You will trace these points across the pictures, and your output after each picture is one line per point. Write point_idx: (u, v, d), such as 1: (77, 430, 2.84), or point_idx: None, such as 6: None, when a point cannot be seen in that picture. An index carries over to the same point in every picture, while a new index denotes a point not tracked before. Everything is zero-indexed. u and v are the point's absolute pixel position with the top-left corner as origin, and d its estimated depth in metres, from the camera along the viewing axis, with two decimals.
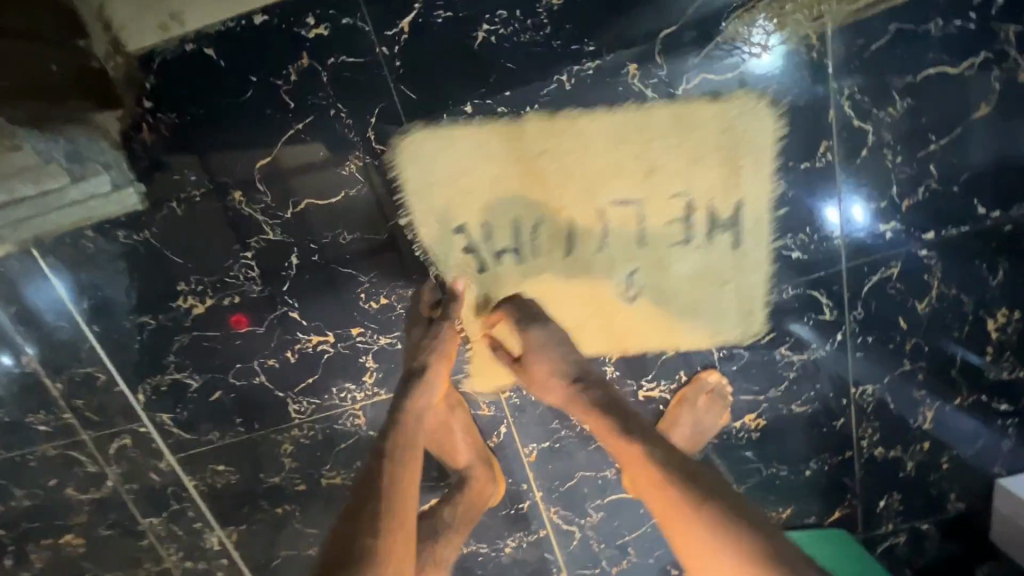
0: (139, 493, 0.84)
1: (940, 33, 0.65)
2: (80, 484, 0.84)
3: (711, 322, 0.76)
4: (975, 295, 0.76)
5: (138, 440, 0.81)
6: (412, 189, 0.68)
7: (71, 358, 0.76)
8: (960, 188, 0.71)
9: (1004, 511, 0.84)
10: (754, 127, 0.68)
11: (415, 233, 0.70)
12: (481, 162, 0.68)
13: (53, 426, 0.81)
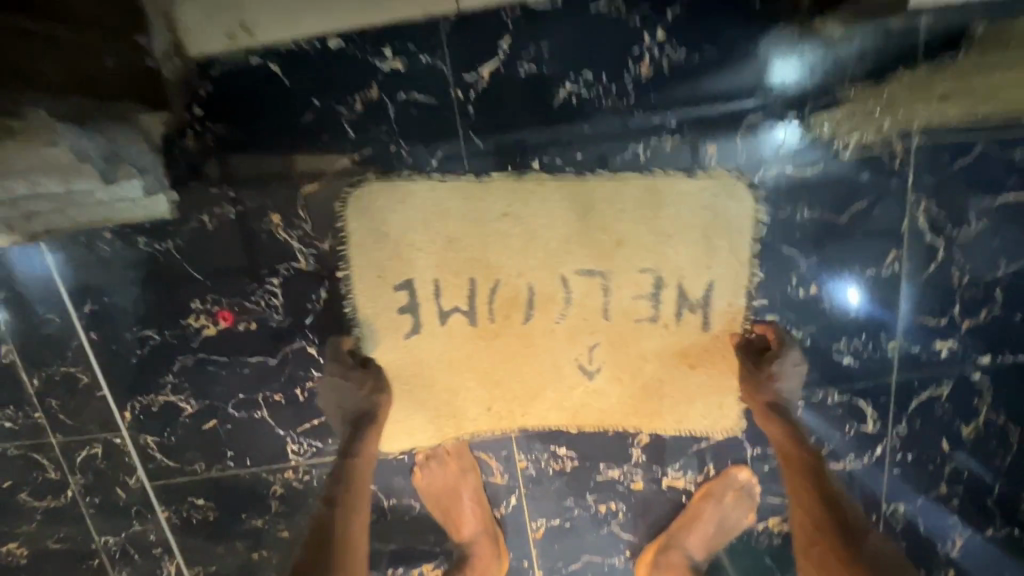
0: (99, 509, 0.76)
1: (1023, 162, 0.64)
2: (35, 491, 0.76)
3: (679, 409, 0.71)
4: (1022, 426, 0.73)
5: (110, 451, 0.74)
6: (358, 233, 0.64)
7: (54, 355, 0.70)
8: (1022, 316, 0.68)
9: None
10: (731, 207, 0.65)
11: (360, 276, 0.65)
12: (436, 209, 0.64)
13: (19, 423, 0.73)
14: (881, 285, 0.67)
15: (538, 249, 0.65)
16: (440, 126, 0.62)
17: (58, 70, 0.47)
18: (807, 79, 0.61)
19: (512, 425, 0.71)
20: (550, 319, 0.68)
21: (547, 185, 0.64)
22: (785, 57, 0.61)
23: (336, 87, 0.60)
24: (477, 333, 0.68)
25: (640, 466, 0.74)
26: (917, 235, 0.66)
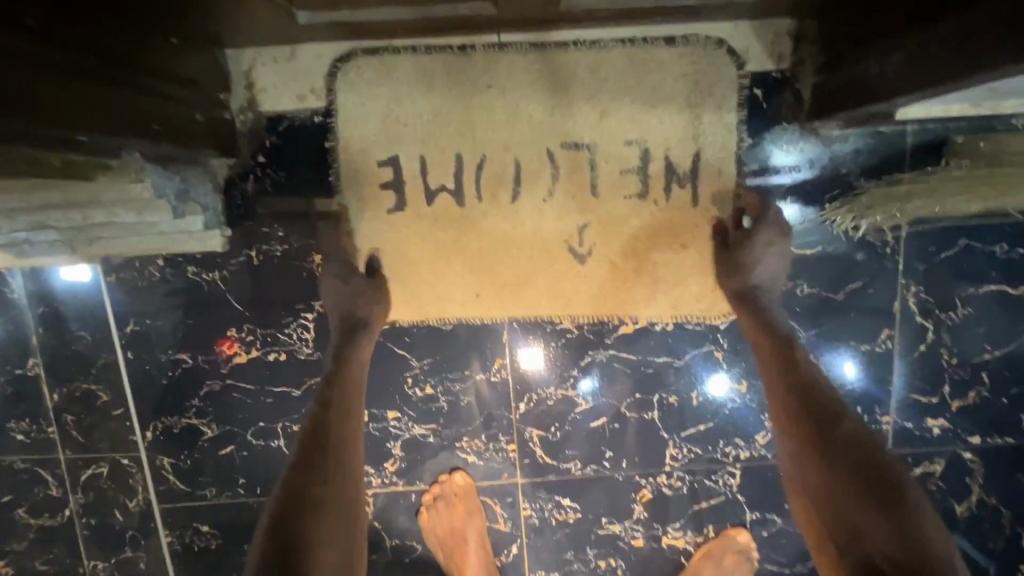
0: (93, 531, 0.77)
1: (1003, 257, 0.70)
2: (33, 507, 0.77)
3: (671, 293, 0.70)
4: (1014, 508, 0.75)
5: (115, 472, 0.76)
6: (345, 112, 0.66)
7: (78, 371, 0.73)
8: (1009, 399, 0.72)
9: None
10: (715, 78, 0.66)
11: (352, 148, 0.66)
12: (416, 84, 0.66)
13: (30, 437, 0.75)
14: (875, 360, 0.72)
15: (523, 120, 0.67)
16: (478, 187, 0.68)
17: (164, 121, 0.53)
18: (807, 170, 0.68)
19: (502, 312, 0.70)
20: (539, 195, 0.68)
21: (566, 221, 0.68)
22: (785, 151, 0.68)
23: (388, 147, 0.67)
24: (464, 209, 0.68)
25: (641, 522, 0.75)
26: (908, 316, 0.71)
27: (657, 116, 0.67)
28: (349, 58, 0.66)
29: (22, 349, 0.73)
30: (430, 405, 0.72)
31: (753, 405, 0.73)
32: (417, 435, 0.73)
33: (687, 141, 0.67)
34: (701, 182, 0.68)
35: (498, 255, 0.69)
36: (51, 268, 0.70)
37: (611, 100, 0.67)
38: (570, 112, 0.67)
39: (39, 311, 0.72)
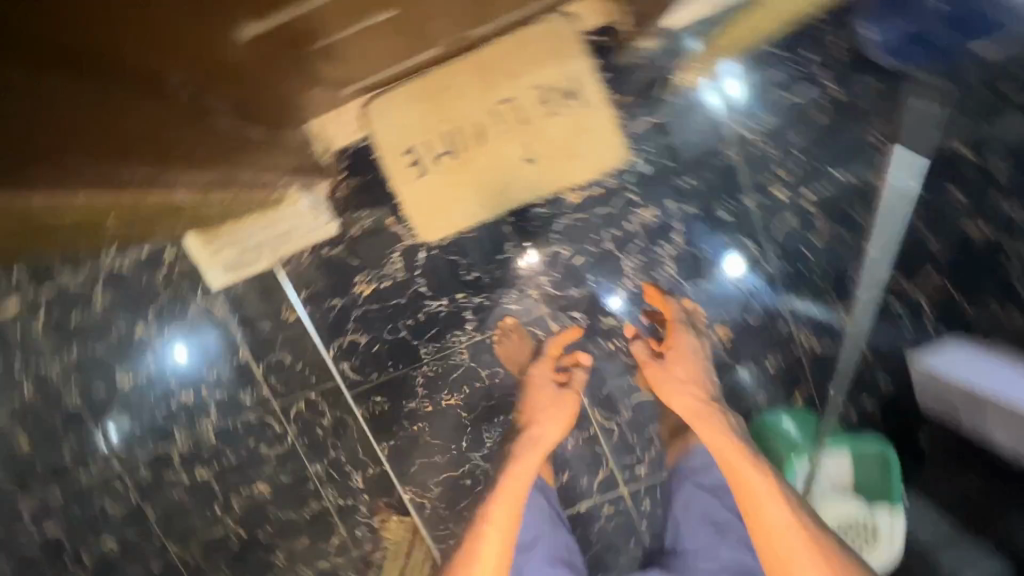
0: (308, 444, 1.30)
1: (778, 78, 1.14)
2: (269, 442, 1.30)
3: (590, 160, 1.15)
4: (848, 226, 1.19)
5: (308, 405, 1.29)
6: (373, 134, 1.13)
7: (268, 349, 1.27)
8: (817, 161, 1.17)
9: (921, 385, 1.17)
10: (564, 30, 1.09)
11: (388, 154, 1.14)
12: (403, 102, 1.11)
13: (253, 400, 1.29)
14: (730, 167, 1.16)
15: (469, 98, 1.12)
16: (461, 144, 1.15)
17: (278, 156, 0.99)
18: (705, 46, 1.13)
19: (500, 212, 1.18)
20: (495, 135, 1.14)
21: (515, 145, 1.14)
22: (693, 35, 1.11)
23: (403, 143, 1.14)
24: (458, 163, 1.15)
25: (625, 311, 1.23)
26: (738, 133, 1.15)
27: (546, 69, 1.11)
28: (360, 102, 1.11)
29: (232, 347, 1.28)
30: (480, 282, 1.21)
31: (667, 218, 1.18)
32: (479, 301, 1.22)
33: (569, 77, 1.12)
34: (586, 100, 1.13)
35: (487, 181, 1.16)
36: (242, 294, 1.25)
37: (515, 69, 1.10)
38: (495, 86, 1.11)
39: (239, 318, 1.27)
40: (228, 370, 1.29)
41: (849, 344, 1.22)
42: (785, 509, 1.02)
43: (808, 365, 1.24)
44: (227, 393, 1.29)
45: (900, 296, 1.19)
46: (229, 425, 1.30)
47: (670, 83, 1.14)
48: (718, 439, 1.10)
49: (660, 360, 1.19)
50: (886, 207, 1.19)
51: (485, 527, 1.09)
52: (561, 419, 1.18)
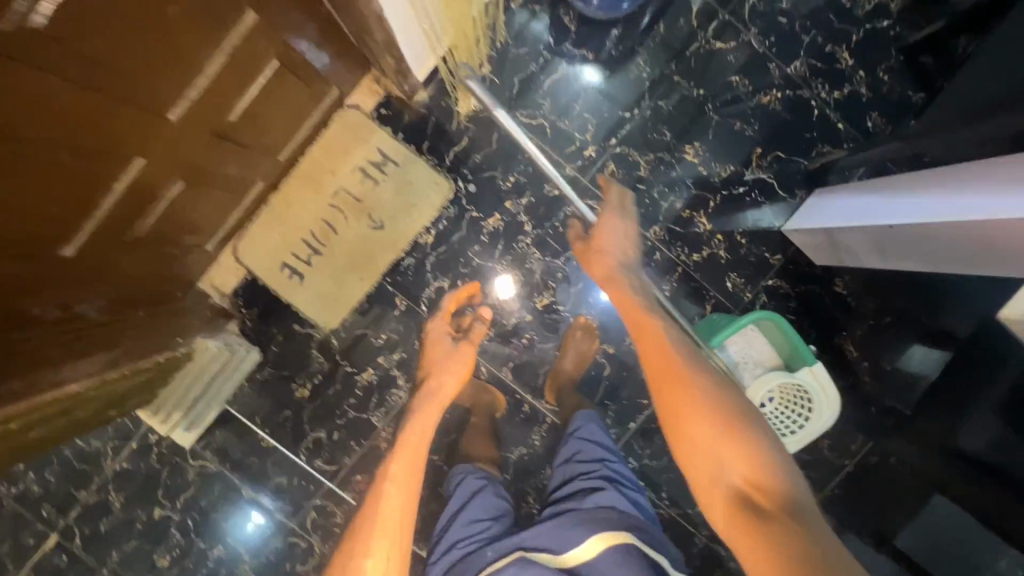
0: (334, 544, 1.42)
1: (540, 66, 1.30)
2: (302, 559, 1.42)
3: (426, 202, 1.32)
4: (664, 149, 1.33)
5: (319, 509, 1.42)
6: (250, 267, 1.32)
7: (263, 478, 1.41)
8: (606, 112, 1.32)
9: (802, 243, 1.33)
10: (352, 117, 1.29)
11: (267, 277, 1.32)
12: (260, 232, 1.31)
13: (274, 528, 1.42)
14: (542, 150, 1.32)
15: (309, 204, 1.31)
16: (320, 241, 1.32)
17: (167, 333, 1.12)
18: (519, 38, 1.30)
19: (379, 277, 1.35)
20: (343, 221, 1.32)
21: (362, 221, 1.32)
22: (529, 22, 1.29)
23: (274, 263, 1.32)
24: (325, 256, 1.32)
25: (521, 306, 1.37)
26: (530, 124, 1.31)
27: (354, 152, 1.30)
28: (230, 248, 1.32)
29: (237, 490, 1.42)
30: (391, 340, 1.37)
31: (512, 216, 1.34)
32: (399, 356, 1.37)
33: (374, 149, 1.30)
34: (398, 159, 1.31)
35: (355, 259, 1.33)
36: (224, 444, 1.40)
37: (331, 165, 1.30)
38: (324, 185, 1.31)
39: (229, 463, 1.42)
40: (241, 512, 1.43)
41: (722, 241, 1.36)
42: (685, 379, 0.95)
43: (701, 275, 1.36)
44: (251, 532, 1.43)
45: (742, 183, 1.35)
46: (265, 560, 1.43)
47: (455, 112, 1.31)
48: (643, 325, 1.04)
49: (583, 250, 1.20)
50: (694, 120, 1.33)
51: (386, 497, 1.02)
52: (459, 371, 1.19)
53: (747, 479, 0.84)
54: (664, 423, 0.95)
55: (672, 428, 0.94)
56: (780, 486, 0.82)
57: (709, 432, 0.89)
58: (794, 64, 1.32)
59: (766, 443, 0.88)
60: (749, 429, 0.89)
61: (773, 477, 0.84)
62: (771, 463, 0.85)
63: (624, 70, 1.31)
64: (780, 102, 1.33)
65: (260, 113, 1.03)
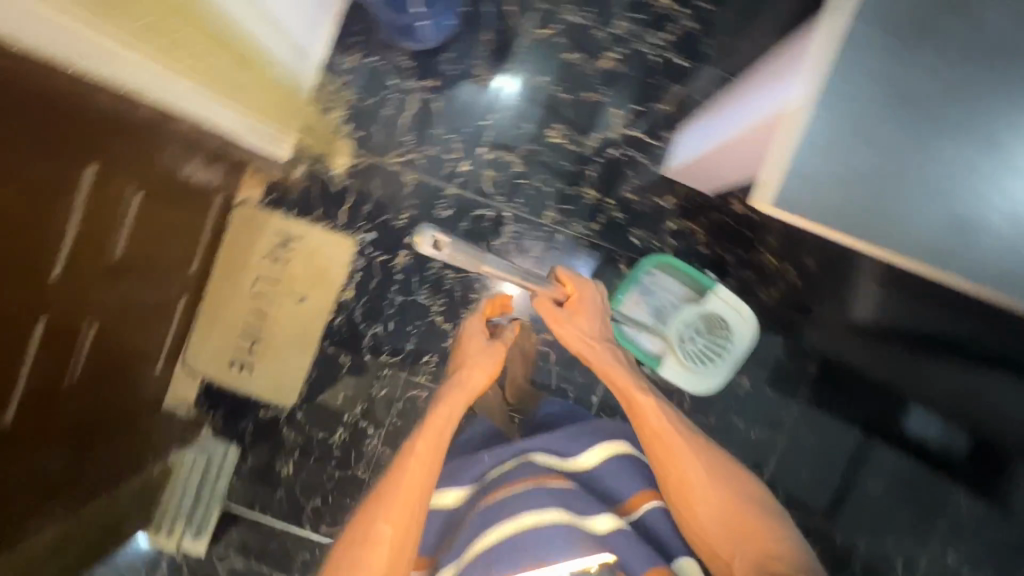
0: None
1: (392, 108, 1.39)
2: None
3: (336, 264, 1.42)
4: (530, 140, 1.41)
5: None
6: (204, 373, 1.44)
7: (286, 559, 1.45)
8: (466, 127, 1.41)
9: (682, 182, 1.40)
10: (248, 211, 1.40)
11: (223, 377, 1.43)
12: (203, 339, 1.43)
13: None
14: (422, 181, 1.41)
15: (237, 300, 1.42)
16: (258, 329, 1.43)
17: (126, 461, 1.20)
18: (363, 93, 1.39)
19: (319, 343, 1.43)
20: (272, 305, 1.42)
21: (287, 299, 1.42)
22: (370, 77, 1.38)
23: (224, 362, 1.43)
24: (267, 341, 1.43)
25: (454, 325, 1.43)
26: (403, 161, 1.40)
27: (260, 240, 1.41)
28: (181, 363, 1.43)
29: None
30: (349, 396, 1.45)
31: (418, 247, 1.42)
32: (363, 408, 1.45)
33: (275, 232, 1.41)
34: (300, 234, 1.41)
35: (294, 335, 1.43)
36: (239, 539, 1.46)
37: (244, 259, 1.41)
38: (243, 280, 1.42)
39: (251, 554, 1.45)
40: None
41: (615, 203, 1.42)
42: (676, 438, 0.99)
43: (607, 241, 1.42)
44: None
45: (612, 144, 1.41)
46: None
47: (332, 175, 1.41)
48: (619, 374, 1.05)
49: (562, 314, 1.08)
50: (546, 104, 1.41)
51: (394, 488, 0.88)
52: (488, 369, 1.04)
53: (734, 525, 0.93)
54: (663, 481, 0.98)
55: (668, 479, 0.98)
56: (776, 544, 0.90)
57: (706, 489, 0.96)
58: (618, 22, 1.39)
59: (760, 502, 0.98)
60: (728, 487, 0.97)
61: (777, 547, 0.90)
62: (767, 515, 0.96)
63: (468, 84, 1.40)
64: (618, 60, 1.40)
65: (142, 238, 1.10)
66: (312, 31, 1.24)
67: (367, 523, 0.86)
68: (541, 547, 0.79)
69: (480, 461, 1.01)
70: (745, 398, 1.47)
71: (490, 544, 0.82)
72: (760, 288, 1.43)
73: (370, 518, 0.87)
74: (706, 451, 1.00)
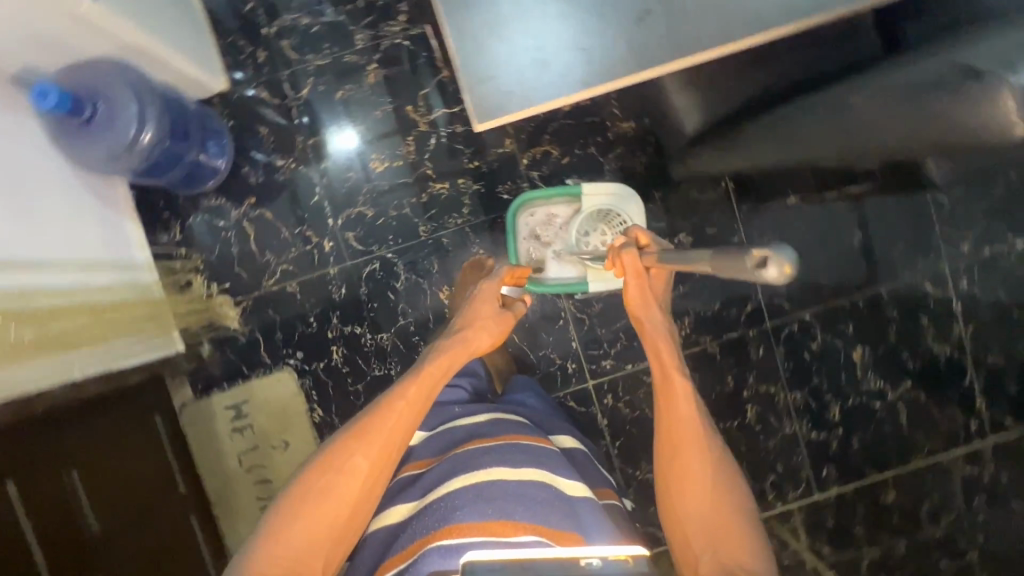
0: None
1: (236, 244, 1.42)
2: None
3: (289, 397, 1.44)
4: (364, 183, 1.43)
5: None
6: None
7: None
8: (305, 213, 1.43)
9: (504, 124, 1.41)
10: (191, 412, 1.43)
11: None
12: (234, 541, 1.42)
13: None
14: (304, 281, 1.43)
15: (237, 487, 1.44)
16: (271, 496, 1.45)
17: None
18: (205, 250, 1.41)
19: None
20: (267, 468, 1.45)
21: (275, 453, 1.45)
22: (200, 234, 1.40)
23: None
24: None
25: None
26: (278, 278, 1.43)
27: (218, 426, 1.44)
28: None
29: None
30: None
31: (343, 335, 1.44)
32: None
33: (225, 410, 1.44)
34: (245, 397, 1.44)
35: None
36: None
37: (217, 450, 1.44)
38: (230, 467, 1.44)
39: None
40: None
41: (468, 179, 1.42)
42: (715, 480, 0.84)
43: (484, 214, 1.43)
44: None
45: (428, 135, 1.42)
46: None
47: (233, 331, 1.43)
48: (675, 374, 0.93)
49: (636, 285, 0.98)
50: (359, 144, 1.42)
51: (380, 424, 0.87)
52: (496, 330, 1.09)
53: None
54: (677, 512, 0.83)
55: (668, 465, 0.86)
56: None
57: (701, 494, 0.83)
58: (357, 38, 1.41)
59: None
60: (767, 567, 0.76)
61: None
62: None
63: (280, 179, 1.42)
64: (380, 68, 1.41)
65: (110, 500, 1.07)
66: (108, 251, 1.20)
67: (342, 455, 0.84)
68: (536, 504, 0.78)
69: (455, 411, 1.02)
70: (694, 250, 1.47)
71: (452, 490, 0.80)
72: (635, 155, 1.42)
73: (345, 454, 0.84)
74: (724, 468, 0.85)
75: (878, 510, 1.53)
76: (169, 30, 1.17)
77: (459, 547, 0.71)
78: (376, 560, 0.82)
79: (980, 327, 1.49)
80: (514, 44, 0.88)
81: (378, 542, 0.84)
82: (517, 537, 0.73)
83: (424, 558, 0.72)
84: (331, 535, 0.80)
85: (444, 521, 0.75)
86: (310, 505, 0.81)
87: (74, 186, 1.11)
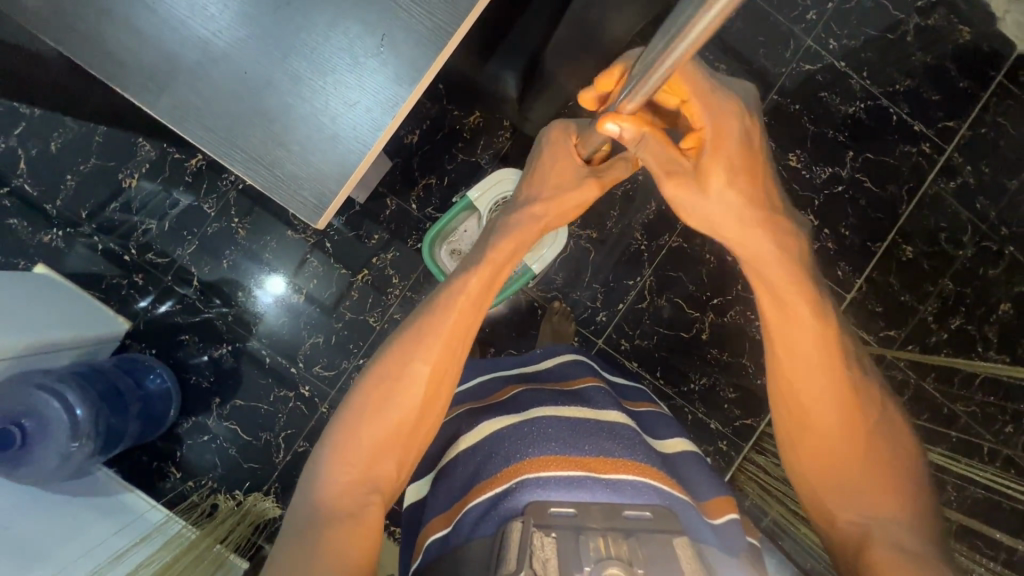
0: None
1: (231, 444, 1.40)
2: None
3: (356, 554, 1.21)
4: (301, 322, 1.42)
5: None
6: None
7: None
8: (270, 378, 1.42)
9: (376, 191, 1.41)
10: None
11: None
12: None
13: None
14: (308, 435, 1.41)
15: None
16: None
17: None
18: (209, 466, 1.40)
19: None
20: None
21: None
22: (196, 455, 1.40)
23: None
24: None
25: None
26: (286, 448, 1.40)
27: None
28: None
29: None
30: None
31: None
32: None
33: None
34: None
35: None
36: None
37: None
38: None
39: None
40: None
41: (380, 254, 1.42)
42: (830, 357, 0.66)
43: (413, 271, 1.42)
44: None
45: (322, 243, 1.42)
46: None
47: (279, 517, 1.38)
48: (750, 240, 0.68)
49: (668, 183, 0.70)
50: (286, 284, 1.42)
51: (442, 320, 0.73)
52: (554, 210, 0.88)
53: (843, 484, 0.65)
54: (779, 389, 0.69)
55: (795, 371, 0.67)
56: (901, 509, 0.62)
57: (835, 413, 0.66)
58: (206, 207, 1.41)
59: (917, 460, 0.65)
60: (889, 436, 0.66)
61: (862, 522, 0.63)
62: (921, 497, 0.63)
63: (228, 367, 1.42)
64: (242, 219, 1.41)
65: None
66: (126, 533, 1.17)
67: (398, 359, 0.72)
68: (623, 441, 0.73)
69: (522, 367, 0.98)
70: None
71: (547, 416, 0.76)
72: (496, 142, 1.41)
73: (404, 356, 0.72)
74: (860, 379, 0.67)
75: (909, 271, 1.52)
76: (46, 319, 1.17)
77: (553, 483, 0.66)
78: (466, 483, 0.73)
79: (873, 68, 1.52)
80: (300, 147, 0.84)
81: (467, 464, 0.75)
82: (615, 473, 0.67)
83: (522, 488, 0.66)
84: (393, 444, 0.70)
85: (541, 454, 0.70)
86: (366, 419, 0.70)
87: (49, 506, 1.08)
